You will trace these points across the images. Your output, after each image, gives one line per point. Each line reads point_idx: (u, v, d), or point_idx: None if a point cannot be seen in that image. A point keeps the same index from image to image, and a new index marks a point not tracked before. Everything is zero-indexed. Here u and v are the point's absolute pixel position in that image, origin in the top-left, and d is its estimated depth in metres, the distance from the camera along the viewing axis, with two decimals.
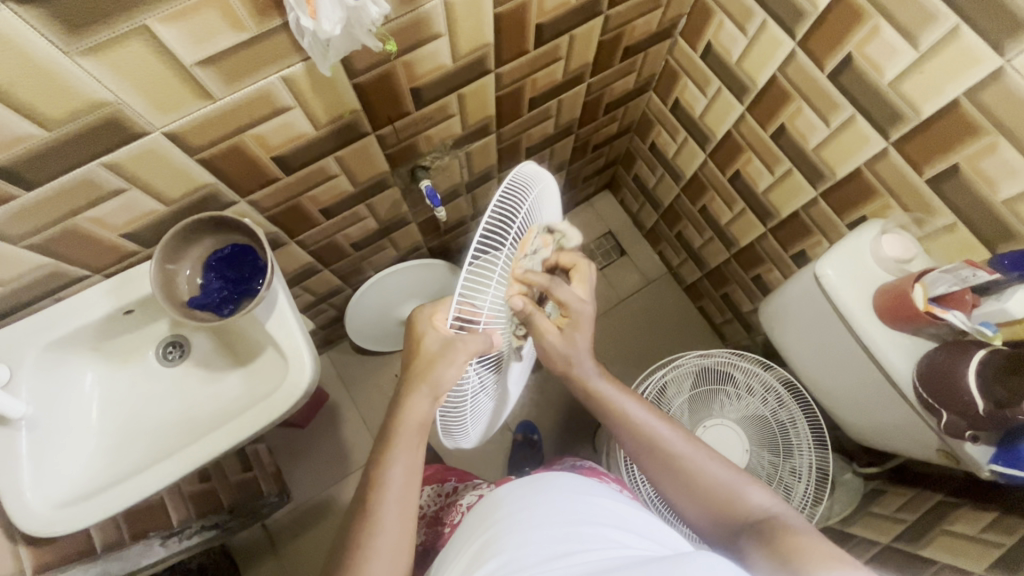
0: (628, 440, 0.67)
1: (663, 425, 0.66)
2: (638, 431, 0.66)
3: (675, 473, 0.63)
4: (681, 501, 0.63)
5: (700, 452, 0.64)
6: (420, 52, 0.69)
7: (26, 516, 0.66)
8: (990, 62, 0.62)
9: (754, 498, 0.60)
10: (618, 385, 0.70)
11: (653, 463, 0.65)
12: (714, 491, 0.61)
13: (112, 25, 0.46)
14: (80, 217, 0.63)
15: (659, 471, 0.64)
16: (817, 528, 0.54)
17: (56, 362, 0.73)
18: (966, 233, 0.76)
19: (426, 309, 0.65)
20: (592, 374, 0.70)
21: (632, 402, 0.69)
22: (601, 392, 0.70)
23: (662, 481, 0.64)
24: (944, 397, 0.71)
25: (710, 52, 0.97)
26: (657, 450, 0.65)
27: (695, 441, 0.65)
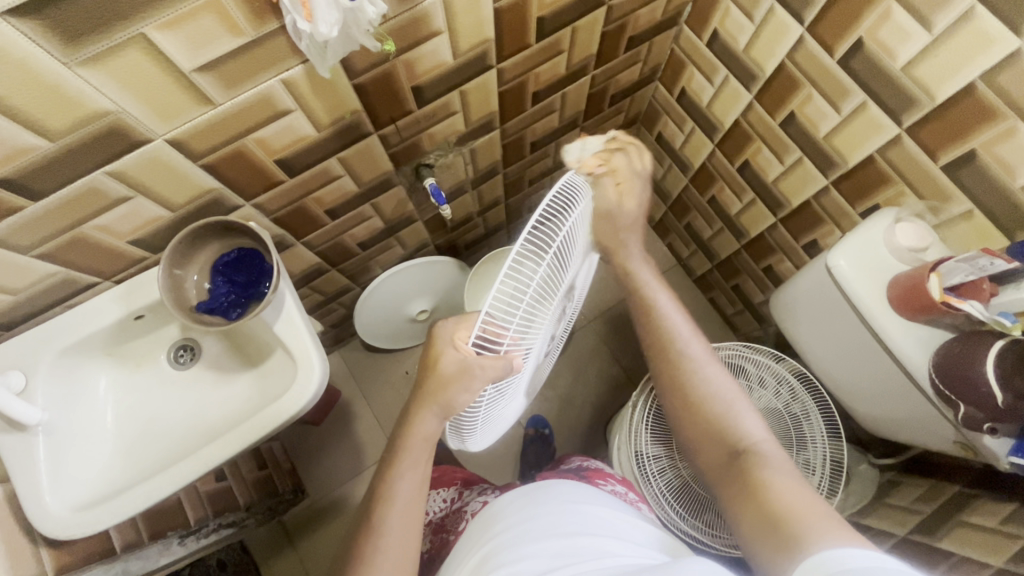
0: (654, 336, 0.72)
1: (688, 334, 0.71)
2: (663, 331, 0.71)
3: (681, 382, 0.68)
4: (679, 410, 0.68)
5: (714, 370, 0.68)
6: (420, 50, 0.69)
7: (45, 520, 0.67)
8: (1007, 43, 0.60)
9: (748, 426, 0.63)
10: (658, 284, 0.74)
11: (666, 365, 0.70)
12: (710, 410, 0.66)
13: (109, 34, 0.47)
14: (88, 226, 0.64)
15: (670, 374, 0.69)
16: (794, 467, 0.58)
17: (71, 368, 0.74)
18: (983, 221, 0.74)
19: (448, 327, 0.61)
20: (636, 261, 0.73)
21: (668, 301, 0.73)
22: (642, 283, 0.74)
23: (668, 386, 0.69)
24: (960, 390, 0.69)
25: (716, 40, 0.95)
26: (672, 358, 0.70)
27: (713, 361, 0.69)
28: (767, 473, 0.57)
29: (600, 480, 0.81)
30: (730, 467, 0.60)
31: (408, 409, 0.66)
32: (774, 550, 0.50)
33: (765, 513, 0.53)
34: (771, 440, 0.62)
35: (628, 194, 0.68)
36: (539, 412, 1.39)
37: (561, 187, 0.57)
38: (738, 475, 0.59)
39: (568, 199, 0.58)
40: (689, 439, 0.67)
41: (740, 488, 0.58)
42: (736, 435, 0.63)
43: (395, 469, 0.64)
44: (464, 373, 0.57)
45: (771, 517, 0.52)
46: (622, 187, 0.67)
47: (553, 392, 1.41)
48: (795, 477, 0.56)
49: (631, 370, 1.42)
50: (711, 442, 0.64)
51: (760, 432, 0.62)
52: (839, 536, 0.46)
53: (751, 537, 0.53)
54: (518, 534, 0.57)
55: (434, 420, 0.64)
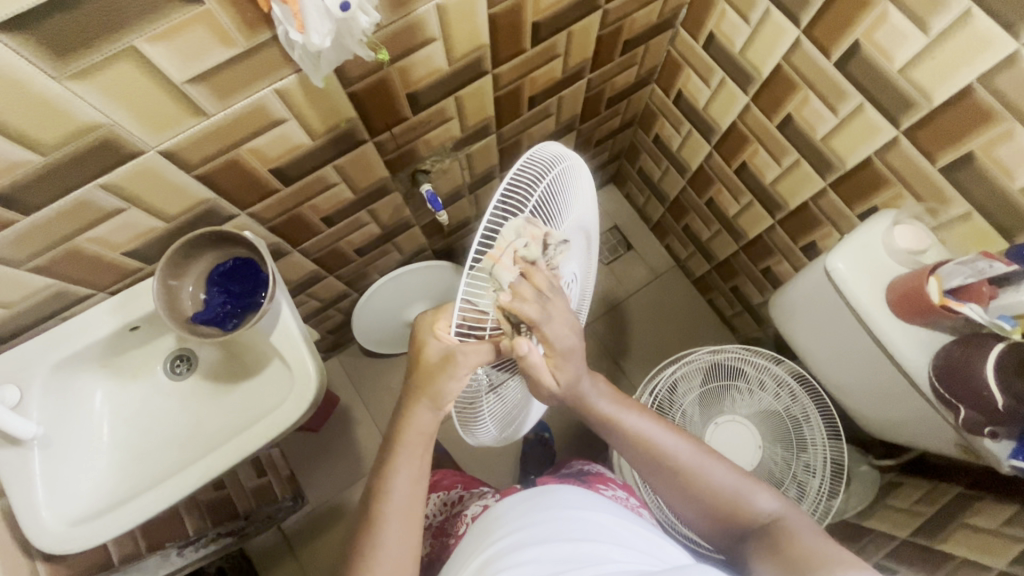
0: (631, 449, 0.67)
1: (667, 437, 0.66)
2: (644, 444, 0.66)
3: (679, 482, 0.64)
4: (684, 505, 0.64)
5: (708, 464, 0.64)
6: (414, 57, 0.68)
7: (41, 535, 0.67)
8: (1004, 46, 0.60)
9: (761, 502, 0.61)
10: (621, 402, 0.69)
11: (655, 475, 0.65)
12: (719, 498, 0.62)
13: (98, 47, 0.46)
14: (82, 238, 0.63)
15: (663, 481, 0.65)
16: (820, 528, 0.57)
17: (66, 380, 0.74)
18: (981, 223, 0.74)
19: (428, 317, 0.60)
20: (593, 392, 0.67)
21: (638, 417, 0.68)
22: (603, 410, 0.68)
23: (665, 489, 0.65)
24: (961, 392, 0.69)
25: (712, 43, 0.95)
26: (660, 462, 0.65)
27: (705, 451, 0.65)
28: (798, 542, 0.55)
29: (601, 485, 0.81)
30: (759, 540, 0.59)
31: (402, 401, 0.65)
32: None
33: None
34: (789, 509, 0.61)
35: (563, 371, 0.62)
36: None
37: (529, 158, 0.59)
38: (768, 546, 0.57)
39: (540, 168, 0.60)
40: (706, 527, 0.65)
41: (773, 554, 0.56)
42: (754, 513, 0.61)
43: (393, 479, 0.64)
44: (463, 382, 0.57)
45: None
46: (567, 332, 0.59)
47: None
48: (823, 537, 0.55)
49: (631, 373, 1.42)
50: (730, 523, 0.62)
51: (775, 503, 0.61)
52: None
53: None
54: (520, 541, 0.56)
55: (433, 429, 0.64)
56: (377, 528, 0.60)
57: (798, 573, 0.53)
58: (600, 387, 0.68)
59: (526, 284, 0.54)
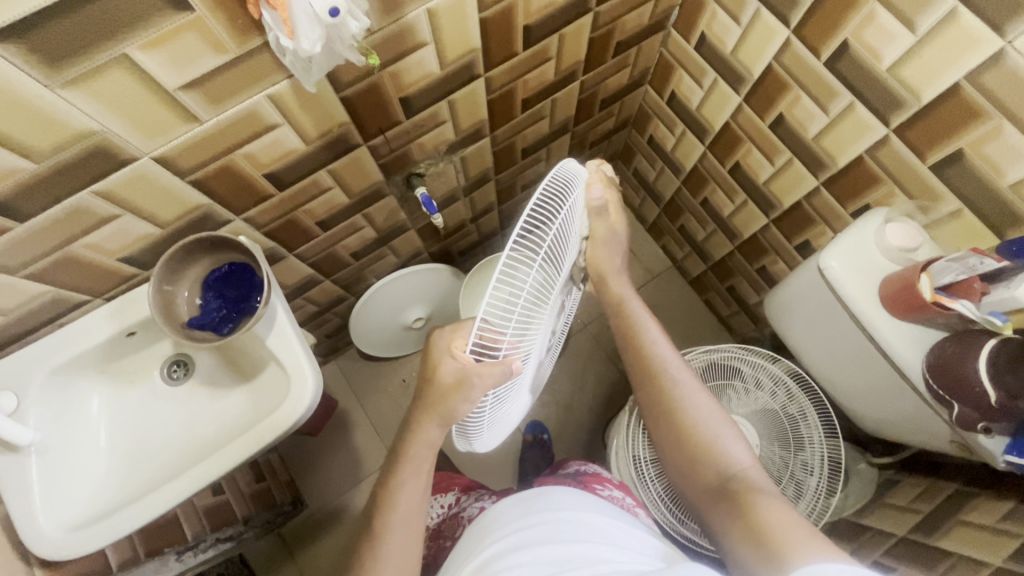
0: (641, 364, 0.75)
1: (678, 366, 0.74)
2: (653, 359, 0.75)
3: (669, 409, 0.71)
4: (668, 438, 0.70)
5: (701, 400, 0.70)
6: (406, 61, 0.69)
7: (38, 540, 0.67)
8: (990, 44, 0.60)
9: (736, 454, 0.66)
10: (650, 317, 0.79)
11: (652, 397, 0.73)
12: (699, 438, 0.68)
13: (90, 55, 0.47)
14: (77, 245, 0.63)
15: (657, 402, 0.72)
16: (778, 489, 0.60)
17: (63, 386, 0.74)
18: (972, 220, 0.74)
19: (444, 336, 0.60)
20: (628, 294, 0.79)
21: (657, 332, 0.77)
22: (636, 317, 0.78)
23: (657, 414, 0.72)
24: (954, 389, 0.69)
25: (704, 43, 0.95)
26: (660, 385, 0.72)
27: (701, 390, 0.72)
28: (755, 495, 0.59)
29: (597, 485, 0.81)
30: (721, 488, 0.62)
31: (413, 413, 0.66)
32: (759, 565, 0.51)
33: (752, 531, 0.54)
34: (756, 465, 0.65)
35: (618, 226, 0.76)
36: (537, 417, 1.39)
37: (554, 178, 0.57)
38: (728, 495, 0.61)
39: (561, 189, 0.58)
40: (679, 471, 0.69)
41: (731, 503, 0.60)
42: (724, 462, 0.65)
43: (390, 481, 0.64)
44: (464, 381, 0.58)
45: (759, 535, 0.53)
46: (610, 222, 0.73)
47: (551, 397, 1.41)
48: (780, 498, 0.58)
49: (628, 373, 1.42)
50: (700, 471, 0.66)
51: (748, 459, 0.65)
52: (815, 549, 0.48)
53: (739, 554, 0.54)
54: (514, 543, 0.57)
55: (429, 431, 0.65)
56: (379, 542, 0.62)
57: (747, 521, 0.56)
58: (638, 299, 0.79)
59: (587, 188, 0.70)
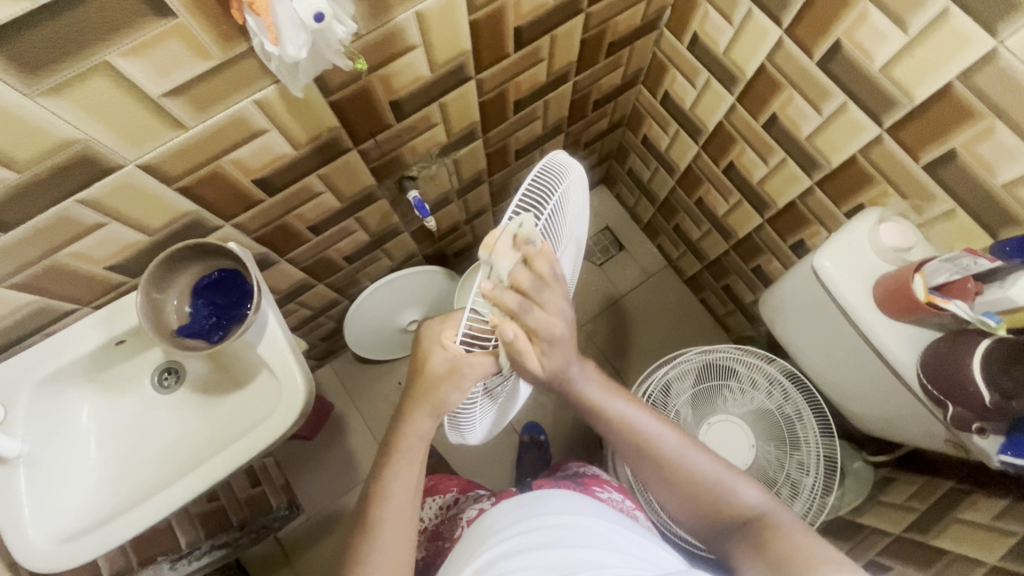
0: (619, 439, 0.69)
1: (655, 426, 0.69)
2: (630, 431, 0.69)
3: (665, 468, 0.67)
4: (670, 493, 0.67)
5: (694, 453, 0.67)
6: (396, 65, 0.68)
7: (27, 553, 0.66)
8: (983, 44, 0.60)
9: (746, 495, 0.64)
10: (609, 389, 0.71)
11: (643, 460, 0.68)
12: (707, 486, 0.65)
13: (71, 63, 0.46)
14: (63, 253, 0.63)
15: (650, 466, 0.68)
16: (802, 522, 0.58)
17: (52, 396, 0.73)
18: (966, 219, 0.74)
19: (433, 328, 0.60)
20: (581, 380, 0.70)
21: (623, 403, 0.70)
22: (592, 398, 0.70)
23: (652, 475, 0.68)
24: (949, 390, 0.69)
25: (697, 44, 0.95)
26: (646, 450, 0.68)
27: (690, 442, 0.68)
28: (777, 531, 0.57)
29: (597, 487, 0.81)
30: (741, 535, 0.60)
31: (404, 405, 0.65)
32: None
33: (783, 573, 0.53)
34: (772, 504, 0.62)
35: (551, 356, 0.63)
36: (534, 418, 1.39)
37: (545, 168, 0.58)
38: (750, 538, 0.58)
39: (553, 178, 0.58)
40: (696, 521, 0.66)
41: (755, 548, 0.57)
42: (737, 507, 0.63)
43: (384, 488, 0.64)
44: (461, 384, 0.57)
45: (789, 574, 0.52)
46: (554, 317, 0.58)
47: (547, 398, 1.40)
48: (805, 529, 0.57)
49: (625, 374, 1.42)
50: (717, 518, 0.64)
51: (760, 497, 0.63)
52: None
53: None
54: (513, 548, 0.56)
55: (423, 437, 0.64)
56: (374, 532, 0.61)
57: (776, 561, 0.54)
58: (589, 374, 0.70)
59: (523, 277, 0.53)
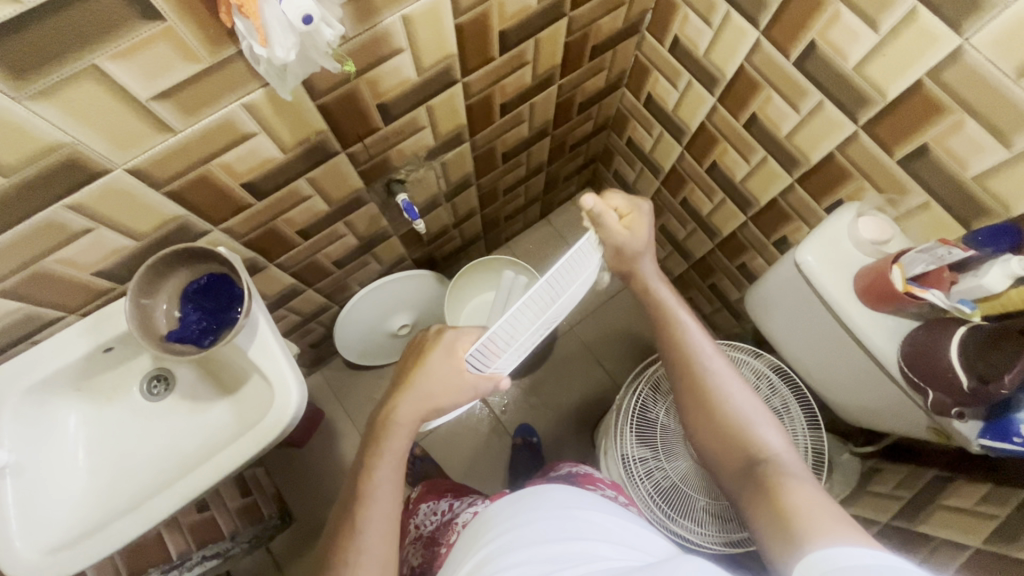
0: (672, 347, 0.73)
1: (708, 344, 0.72)
2: (682, 341, 0.73)
3: (701, 388, 0.69)
4: (698, 417, 0.68)
5: (730, 378, 0.69)
6: (382, 68, 0.69)
7: (16, 565, 0.65)
8: (949, 41, 0.62)
9: (769, 437, 0.63)
10: (681, 301, 0.77)
11: (681, 376, 0.71)
12: (732, 420, 0.65)
13: (59, 66, 0.46)
14: (50, 260, 0.62)
15: (689, 381, 0.70)
16: (813, 477, 0.57)
17: (39, 405, 0.72)
18: (939, 212, 0.77)
19: None
20: (657, 284, 0.76)
21: (688, 314, 0.75)
22: (664, 300, 0.76)
23: (688, 393, 0.70)
24: (929, 376, 0.71)
25: (677, 46, 0.97)
26: (690, 365, 0.71)
27: (733, 373, 0.70)
28: (783, 478, 0.57)
29: (591, 485, 0.81)
30: (750, 471, 0.60)
31: (391, 390, 0.68)
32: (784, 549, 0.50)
33: (777, 515, 0.53)
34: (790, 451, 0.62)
35: (637, 227, 0.73)
36: (526, 420, 1.39)
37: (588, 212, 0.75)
38: (755, 478, 0.59)
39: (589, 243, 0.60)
40: (710, 450, 0.67)
41: (758, 489, 0.57)
42: (757, 439, 0.63)
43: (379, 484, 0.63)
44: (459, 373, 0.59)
45: (783, 519, 0.52)
46: (629, 221, 0.72)
47: (539, 399, 1.41)
48: (811, 482, 0.56)
49: (615, 374, 1.43)
50: (730, 452, 0.64)
51: (780, 442, 0.62)
52: (844, 534, 0.47)
53: (766, 540, 0.53)
54: (510, 542, 0.57)
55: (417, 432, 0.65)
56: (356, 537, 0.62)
57: (773, 505, 0.54)
58: (666, 282, 0.78)
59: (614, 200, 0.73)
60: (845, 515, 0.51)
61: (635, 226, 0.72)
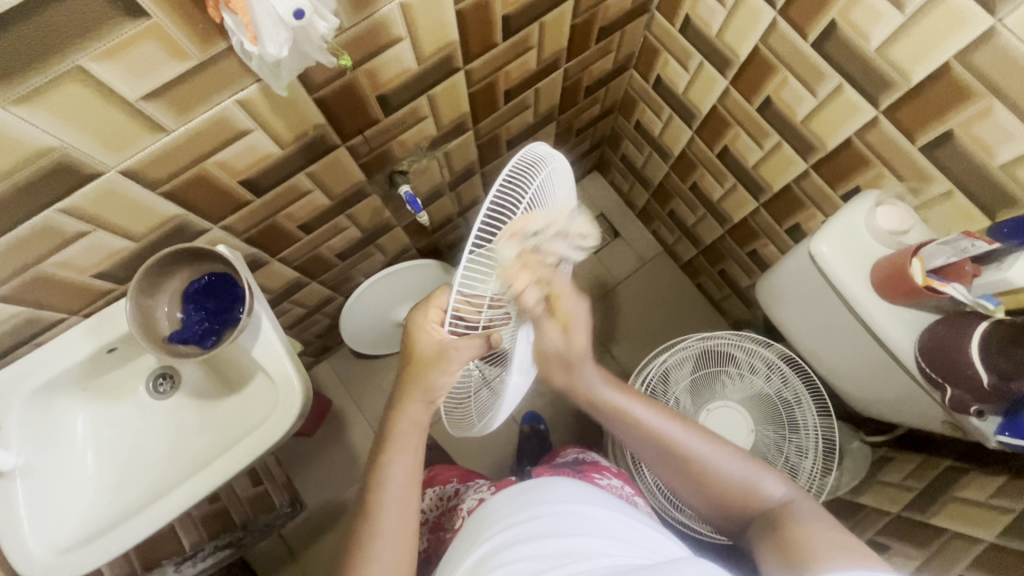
0: (638, 440, 0.67)
1: (671, 424, 0.66)
2: (646, 434, 0.66)
3: (682, 468, 0.64)
4: (690, 490, 0.65)
5: (709, 447, 0.64)
6: (381, 58, 0.66)
7: (30, 565, 0.66)
8: (981, 22, 0.59)
9: (768, 488, 0.62)
10: (631, 394, 0.69)
11: (658, 461, 0.66)
12: (726, 481, 0.63)
13: (40, 68, 0.44)
14: (48, 263, 0.61)
15: (666, 467, 0.66)
16: (822, 512, 0.57)
17: (47, 406, 0.72)
18: (962, 200, 0.73)
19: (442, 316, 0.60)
20: (597, 381, 0.69)
21: (643, 405, 0.69)
22: (608, 398, 0.69)
23: (671, 475, 0.66)
24: (947, 372, 0.69)
25: (688, 26, 0.93)
26: (665, 450, 0.65)
27: (707, 436, 0.66)
28: (797, 522, 0.56)
29: (596, 474, 0.80)
30: (763, 525, 0.59)
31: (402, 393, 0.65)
32: None
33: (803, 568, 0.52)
34: (796, 493, 0.61)
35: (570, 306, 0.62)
36: (533, 408, 1.39)
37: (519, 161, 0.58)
38: (773, 530, 0.57)
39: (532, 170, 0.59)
40: (714, 513, 0.65)
41: (776, 544, 0.55)
42: (761, 498, 0.62)
43: (379, 483, 0.63)
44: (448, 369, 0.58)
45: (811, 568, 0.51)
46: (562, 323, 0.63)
47: (546, 387, 1.40)
48: (825, 521, 0.55)
49: (622, 360, 1.42)
50: (738, 506, 0.63)
51: (784, 489, 0.62)
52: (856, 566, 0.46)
53: None
54: (512, 538, 0.56)
55: (416, 424, 0.64)
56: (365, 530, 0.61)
57: (794, 554, 0.53)
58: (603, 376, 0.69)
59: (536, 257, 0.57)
60: (861, 545, 0.50)
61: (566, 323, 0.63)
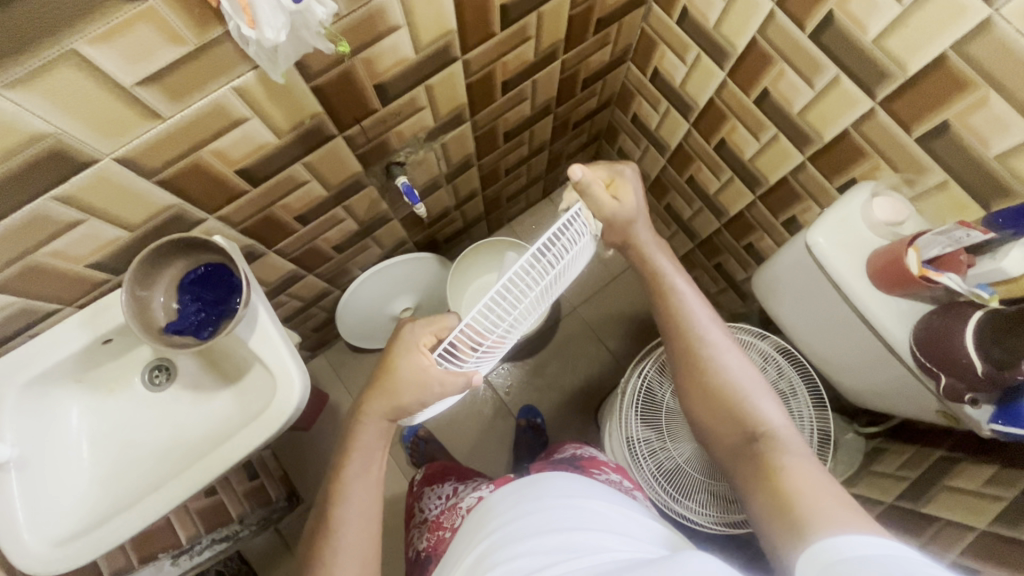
0: (670, 323, 0.71)
1: (706, 317, 0.70)
2: (680, 312, 0.70)
3: (699, 361, 0.67)
4: (696, 393, 0.67)
5: (731, 355, 0.66)
6: (379, 47, 0.66)
7: (25, 557, 0.66)
8: (977, 12, 0.59)
9: (767, 411, 0.61)
10: (677, 269, 0.74)
11: (681, 349, 0.69)
12: (730, 393, 0.64)
13: (34, 52, 0.43)
14: (42, 252, 0.61)
15: (685, 356, 0.68)
16: (813, 454, 0.56)
17: (41, 396, 0.72)
18: (957, 191, 0.74)
19: None
20: (654, 246, 0.73)
21: (687, 286, 0.72)
22: (661, 269, 0.73)
23: (686, 372, 0.68)
24: (942, 361, 0.70)
25: (686, 17, 0.93)
26: (689, 339, 0.68)
27: (734, 345, 0.68)
28: (784, 458, 0.55)
29: (595, 469, 0.80)
30: (750, 449, 0.59)
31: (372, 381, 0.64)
32: (779, 529, 0.50)
33: (775, 491, 0.53)
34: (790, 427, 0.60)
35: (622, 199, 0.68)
36: (530, 401, 1.39)
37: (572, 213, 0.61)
38: (755, 458, 0.57)
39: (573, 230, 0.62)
40: (705, 423, 0.66)
41: (760, 470, 0.56)
42: (754, 420, 0.61)
43: None
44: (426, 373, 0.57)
45: (782, 499, 0.51)
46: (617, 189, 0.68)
47: (543, 380, 1.40)
48: (815, 465, 0.55)
49: (619, 354, 1.42)
50: (729, 428, 0.63)
51: (782, 420, 0.60)
52: (844, 514, 0.47)
53: (763, 516, 0.52)
54: (513, 532, 0.56)
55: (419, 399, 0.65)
56: (362, 522, 0.62)
57: (770, 479, 0.54)
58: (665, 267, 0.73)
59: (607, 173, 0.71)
60: (847, 497, 0.50)
61: (618, 194, 0.68)
